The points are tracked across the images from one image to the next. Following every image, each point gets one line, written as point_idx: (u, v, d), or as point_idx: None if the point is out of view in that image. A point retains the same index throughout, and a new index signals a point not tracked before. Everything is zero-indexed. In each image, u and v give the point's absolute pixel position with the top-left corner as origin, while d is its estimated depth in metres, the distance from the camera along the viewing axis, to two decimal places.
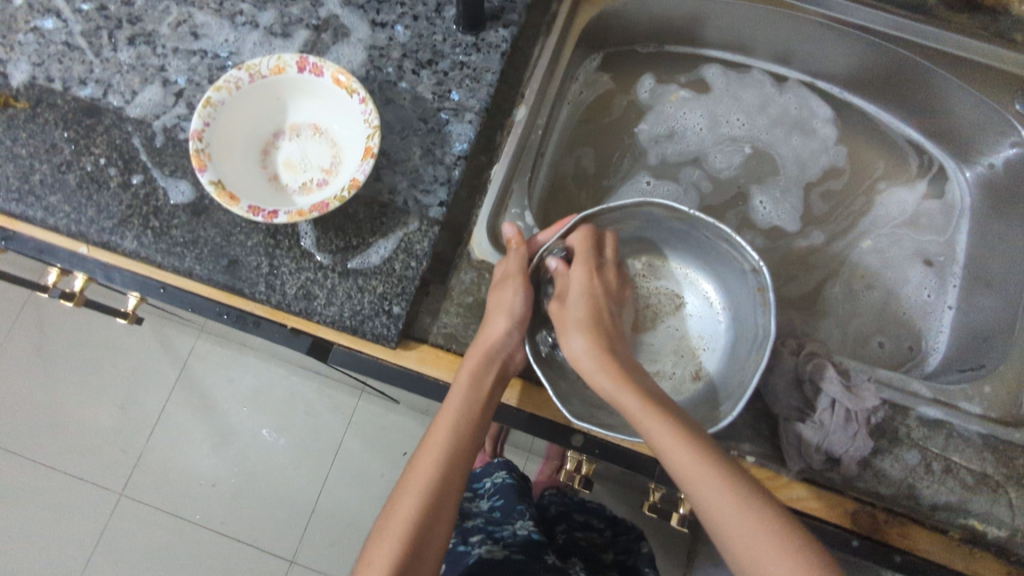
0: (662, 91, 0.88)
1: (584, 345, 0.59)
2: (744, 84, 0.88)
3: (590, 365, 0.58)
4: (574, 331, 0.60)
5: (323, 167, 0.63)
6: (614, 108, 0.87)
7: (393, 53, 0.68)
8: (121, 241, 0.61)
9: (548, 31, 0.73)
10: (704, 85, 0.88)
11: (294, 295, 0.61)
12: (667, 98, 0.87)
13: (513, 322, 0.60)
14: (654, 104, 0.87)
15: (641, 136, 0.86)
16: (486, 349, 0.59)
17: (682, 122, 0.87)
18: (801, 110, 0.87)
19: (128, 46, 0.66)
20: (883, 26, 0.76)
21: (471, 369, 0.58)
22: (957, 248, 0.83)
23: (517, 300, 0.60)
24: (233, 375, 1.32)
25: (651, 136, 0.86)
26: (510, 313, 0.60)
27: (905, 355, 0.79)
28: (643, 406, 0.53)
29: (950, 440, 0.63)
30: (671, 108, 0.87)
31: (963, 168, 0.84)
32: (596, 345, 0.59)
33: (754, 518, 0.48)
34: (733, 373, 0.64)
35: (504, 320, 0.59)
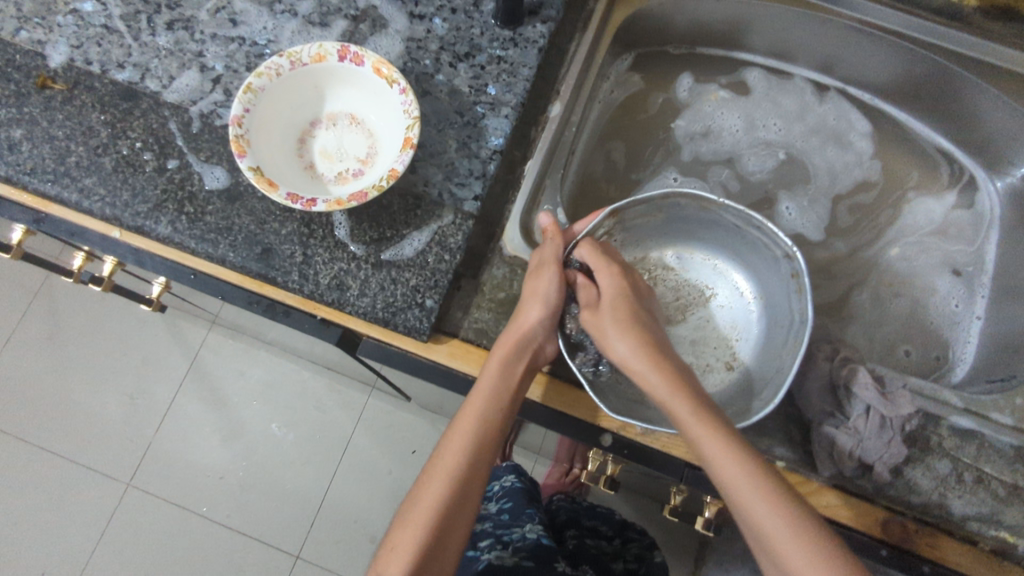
0: (701, 90, 0.88)
1: (629, 346, 0.58)
2: (784, 90, 0.88)
3: (638, 368, 0.57)
4: (616, 329, 0.59)
5: (360, 157, 0.63)
6: (652, 106, 0.88)
7: (431, 45, 0.67)
8: (155, 226, 0.60)
9: (585, 28, 0.73)
10: (746, 88, 0.88)
11: (326, 285, 0.60)
12: (707, 98, 0.88)
13: (547, 312, 0.59)
14: (694, 103, 0.88)
15: (676, 132, 0.87)
16: (519, 338, 0.58)
17: (719, 122, 0.87)
18: (840, 121, 0.87)
19: (167, 31, 0.66)
20: (918, 31, 0.75)
21: (502, 358, 0.57)
22: (985, 259, 0.83)
23: (552, 289, 0.59)
24: (246, 367, 1.32)
25: (686, 133, 0.87)
26: (544, 303, 0.59)
27: (931, 364, 0.79)
28: (692, 411, 0.53)
29: (982, 451, 0.63)
30: (710, 108, 0.88)
31: (993, 178, 0.83)
32: (640, 345, 0.58)
33: (795, 530, 0.48)
34: (768, 362, 0.65)
35: (539, 310, 0.59)
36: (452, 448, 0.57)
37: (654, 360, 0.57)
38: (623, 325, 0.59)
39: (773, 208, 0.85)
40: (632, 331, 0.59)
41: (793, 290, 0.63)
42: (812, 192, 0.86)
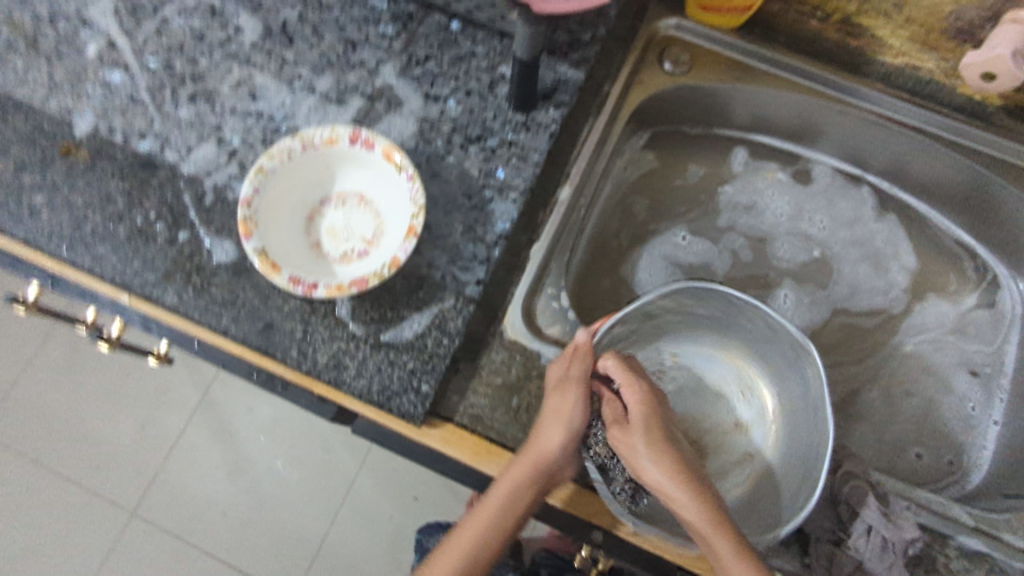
0: (760, 166, 0.88)
1: (661, 471, 0.54)
2: (843, 194, 0.87)
3: (671, 486, 0.53)
4: (650, 452, 0.55)
5: (365, 238, 0.63)
6: (691, 176, 0.88)
7: (444, 127, 0.68)
8: (162, 296, 0.62)
9: (598, 112, 0.74)
10: (806, 176, 0.87)
11: (325, 364, 0.61)
12: (764, 175, 0.88)
13: (569, 439, 0.56)
14: (749, 176, 0.88)
15: (721, 198, 0.88)
16: (537, 461, 0.56)
17: (766, 200, 0.87)
18: (888, 246, 0.86)
19: (189, 103, 0.68)
20: (938, 129, 0.75)
21: (520, 472, 0.56)
22: (1005, 359, 0.80)
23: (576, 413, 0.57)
24: (253, 407, 1.31)
25: (731, 202, 0.88)
26: (567, 425, 0.57)
27: (943, 470, 0.76)
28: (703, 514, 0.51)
29: (992, 574, 0.59)
30: (765, 186, 0.88)
31: (1016, 277, 0.81)
32: (670, 466, 0.54)
33: None
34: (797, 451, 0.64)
35: (559, 433, 0.56)
36: (471, 528, 0.59)
37: (681, 470, 0.54)
38: (646, 448, 0.55)
39: (769, 290, 0.84)
40: (666, 453, 0.55)
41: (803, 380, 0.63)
42: (825, 292, 0.85)
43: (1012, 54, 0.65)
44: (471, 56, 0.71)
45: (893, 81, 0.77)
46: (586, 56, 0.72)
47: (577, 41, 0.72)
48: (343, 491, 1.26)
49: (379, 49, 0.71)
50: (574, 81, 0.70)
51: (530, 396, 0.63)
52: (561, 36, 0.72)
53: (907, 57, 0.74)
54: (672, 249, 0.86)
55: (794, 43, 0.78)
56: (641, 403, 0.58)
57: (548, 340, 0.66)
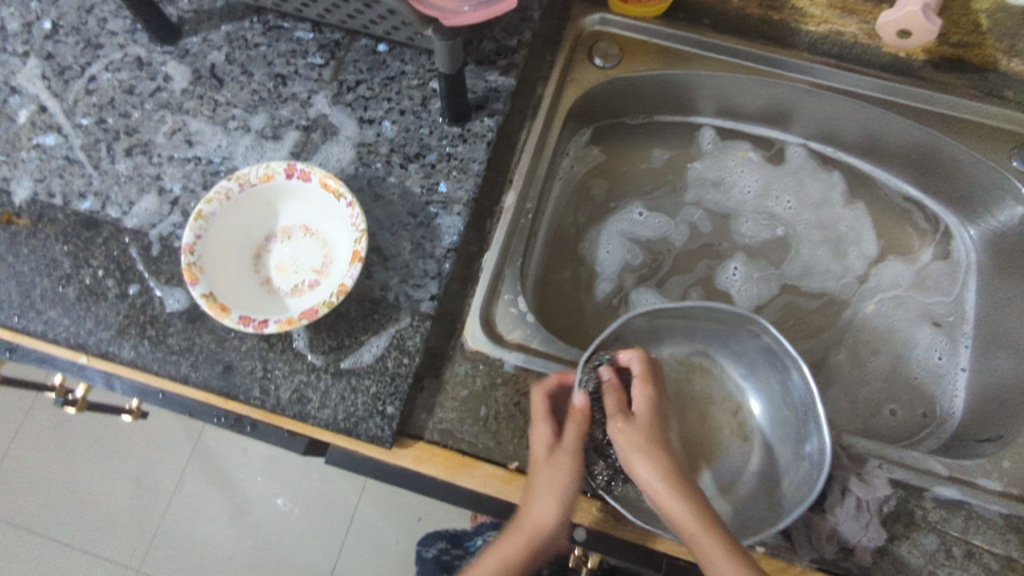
0: (730, 145, 0.89)
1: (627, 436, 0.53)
2: (815, 176, 0.88)
3: (634, 453, 0.52)
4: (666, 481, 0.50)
5: (315, 269, 0.64)
6: (655, 160, 0.89)
7: (382, 148, 0.69)
8: (119, 351, 0.62)
9: (534, 115, 0.75)
10: (780, 158, 0.88)
11: (288, 399, 0.61)
12: (735, 154, 0.89)
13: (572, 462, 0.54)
14: (719, 154, 0.89)
15: (690, 175, 0.89)
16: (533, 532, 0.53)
17: (736, 177, 0.88)
18: (852, 231, 0.87)
19: (126, 157, 0.68)
20: (868, 89, 0.76)
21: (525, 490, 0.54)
22: (966, 307, 0.81)
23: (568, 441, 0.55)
24: (245, 446, 1.31)
25: (700, 177, 0.89)
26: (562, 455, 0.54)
27: (918, 423, 0.77)
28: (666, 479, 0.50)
29: (970, 522, 0.60)
30: (734, 163, 0.88)
31: (967, 225, 0.82)
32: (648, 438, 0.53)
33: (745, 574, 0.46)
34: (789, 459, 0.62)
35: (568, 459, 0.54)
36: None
37: (651, 447, 0.52)
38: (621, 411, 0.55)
39: (720, 264, 0.86)
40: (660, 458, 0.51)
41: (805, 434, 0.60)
42: (776, 269, 0.85)
43: (923, 9, 0.66)
44: (401, 76, 0.72)
45: (819, 48, 0.77)
46: (514, 62, 0.73)
47: (504, 49, 0.73)
48: (346, 520, 1.26)
49: (310, 79, 0.71)
50: (505, 88, 0.71)
51: (497, 405, 0.63)
52: (488, 44, 0.73)
53: (829, 23, 0.75)
54: (628, 225, 0.87)
55: (721, 22, 0.79)
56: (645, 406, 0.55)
57: (509, 345, 0.66)
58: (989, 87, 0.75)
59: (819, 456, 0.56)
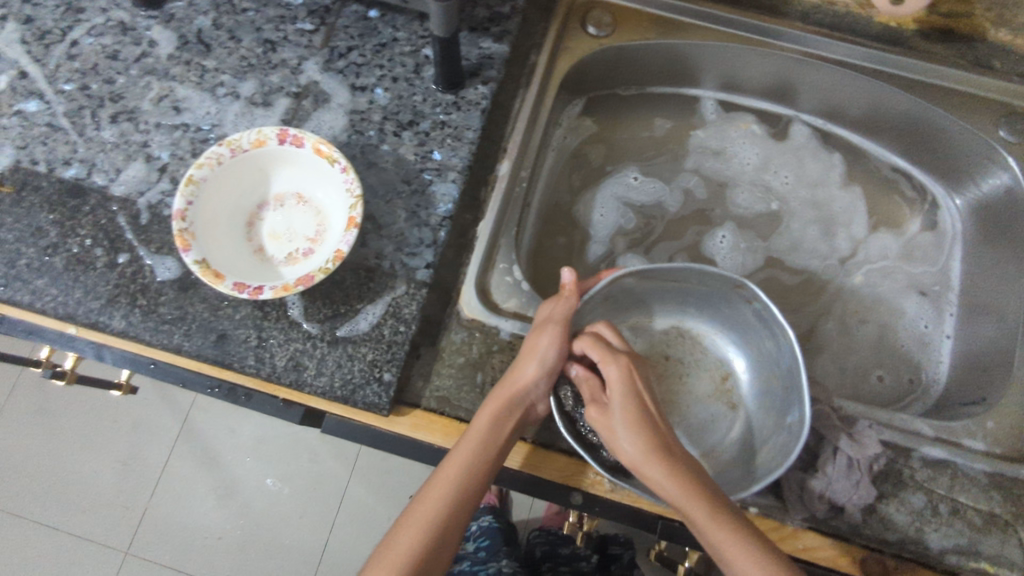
0: (735, 117, 0.89)
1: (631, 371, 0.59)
2: (816, 156, 0.88)
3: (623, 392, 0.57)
4: (625, 430, 0.55)
5: (308, 236, 0.63)
6: (657, 130, 0.89)
7: (374, 116, 0.68)
8: (109, 321, 0.61)
9: (528, 83, 0.74)
10: (783, 133, 0.88)
11: (284, 367, 0.60)
12: (738, 125, 0.89)
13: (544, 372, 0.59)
14: (724, 125, 0.89)
15: (695, 142, 0.89)
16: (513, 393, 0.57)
17: (739, 148, 0.89)
18: (844, 213, 0.87)
19: (111, 124, 0.67)
20: (859, 58, 0.77)
21: (494, 411, 0.57)
22: (951, 277, 0.83)
23: (552, 350, 0.58)
24: (234, 426, 1.30)
25: (702, 146, 0.89)
26: (541, 363, 0.58)
27: (905, 389, 0.78)
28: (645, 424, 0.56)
29: (956, 480, 0.62)
30: (738, 134, 0.89)
31: (953, 195, 0.84)
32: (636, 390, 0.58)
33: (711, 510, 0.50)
34: (769, 422, 0.64)
35: (536, 368, 0.58)
36: (437, 491, 0.56)
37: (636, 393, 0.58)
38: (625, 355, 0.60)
39: (708, 232, 0.86)
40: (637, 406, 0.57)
41: (786, 401, 0.61)
42: (764, 241, 0.86)
43: None
44: (393, 42, 0.71)
45: (810, 18, 0.78)
46: (507, 29, 0.72)
47: (498, 16, 0.73)
48: (336, 497, 1.26)
49: (299, 46, 0.70)
50: (498, 55, 0.71)
51: (493, 371, 0.64)
52: (481, 12, 0.73)
53: None
54: (623, 190, 0.87)
55: None
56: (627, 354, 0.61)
57: (505, 314, 0.67)
58: (975, 57, 0.76)
59: (799, 426, 0.57)
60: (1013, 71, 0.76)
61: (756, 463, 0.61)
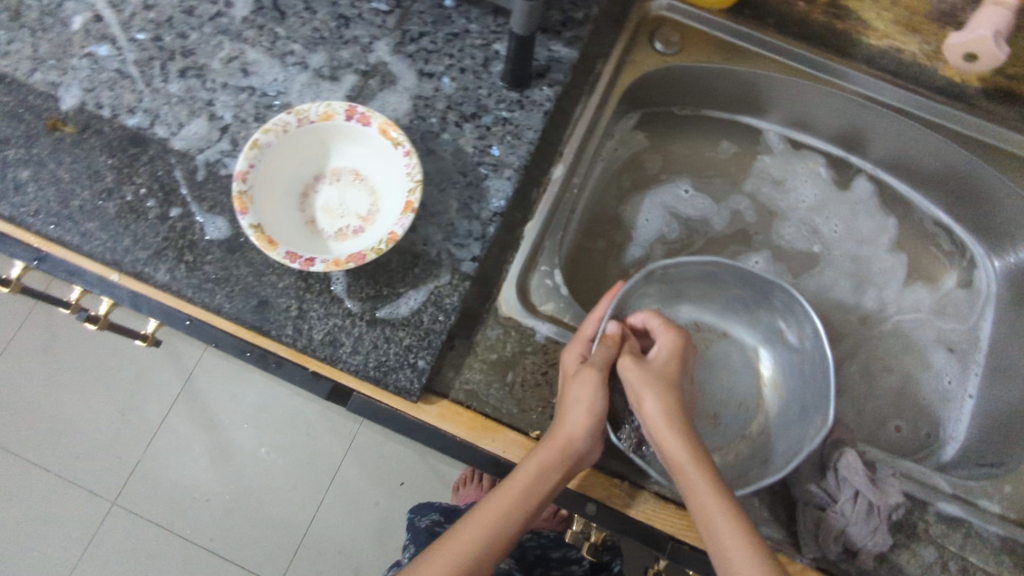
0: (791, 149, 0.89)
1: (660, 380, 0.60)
2: (870, 215, 0.88)
3: (657, 400, 0.58)
4: (652, 390, 0.59)
5: (360, 215, 0.63)
6: (720, 153, 0.90)
7: (438, 104, 0.68)
8: (154, 273, 0.61)
9: (591, 92, 0.75)
10: (829, 170, 0.89)
11: (320, 341, 0.61)
12: (807, 164, 0.89)
13: (596, 422, 0.57)
14: (793, 158, 0.89)
15: (760, 165, 0.90)
16: (566, 446, 0.55)
17: (801, 181, 0.89)
18: (879, 277, 0.87)
19: (178, 78, 0.67)
20: (923, 111, 0.76)
21: (547, 461, 0.55)
22: (980, 336, 0.83)
23: (597, 395, 0.57)
24: (239, 390, 1.31)
25: (766, 171, 0.90)
26: (590, 408, 0.57)
27: (921, 441, 0.79)
28: (678, 429, 0.56)
29: (968, 539, 0.62)
30: (803, 172, 0.89)
31: (991, 257, 0.83)
32: (670, 409, 0.58)
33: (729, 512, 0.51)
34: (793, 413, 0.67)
35: (586, 414, 0.56)
36: (482, 521, 0.57)
37: (671, 396, 0.59)
38: (666, 354, 0.62)
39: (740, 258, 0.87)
40: (671, 406, 0.58)
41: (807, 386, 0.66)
42: (794, 279, 0.86)
43: (994, 36, 0.66)
44: (464, 34, 0.71)
45: (878, 62, 0.78)
46: (579, 35, 0.72)
47: (571, 20, 0.73)
48: (331, 474, 1.26)
49: (372, 25, 0.70)
50: (567, 60, 0.71)
51: (525, 372, 0.64)
52: (555, 15, 0.73)
53: (892, 39, 0.77)
54: (673, 200, 0.89)
55: (785, 24, 0.79)
56: (668, 357, 0.62)
57: (541, 317, 0.67)
58: None
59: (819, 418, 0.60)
60: None
61: (783, 451, 0.64)
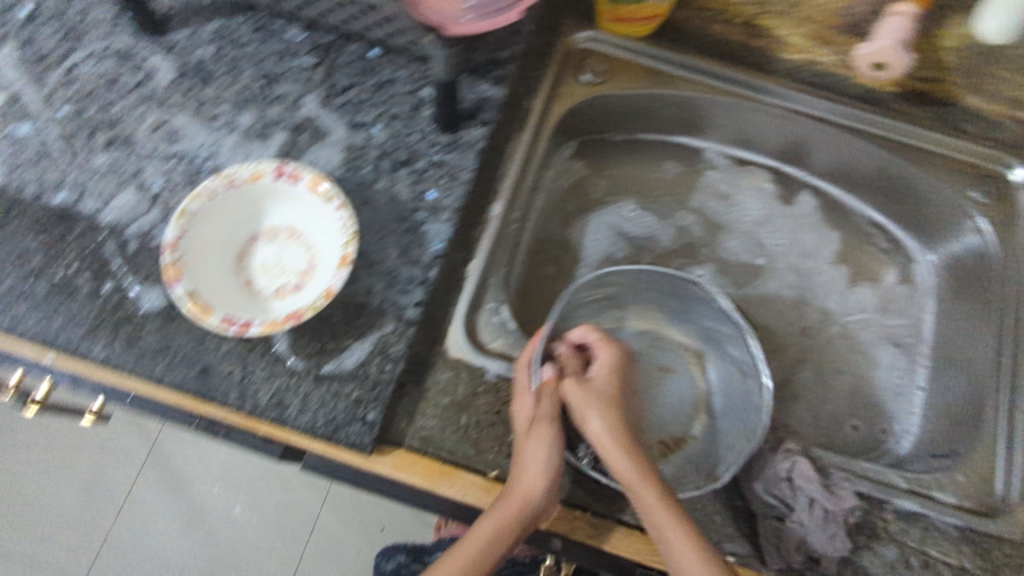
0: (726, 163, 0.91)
1: (603, 414, 0.66)
2: (811, 222, 0.90)
3: (610, 444, 0.63)
4: (597, 410, 0.66)
5: (299, 271, 0.63)
6: (664, 173, 0.91)
7: (370, 153, 0.69)
8: (90, 350, 0.60)
9: (522, 128, 0.76)
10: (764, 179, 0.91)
11: (266, 403, 0.60)
12: (752, 180, 0.91)
13: (549, 480, 0.59)
14: (738, 172, 0.91)
15: (706, 179, 0.91)
16: (522, 504, 0.57)
17: (743, 193, 0.91)
18: (822, 289, 0.88)
19: (105, 151, 0.67)
20: (844, 118, 0.80)
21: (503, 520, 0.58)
22: (924, 330, 0.85)
23: (551, 456, 0.60)
24: (207, 450, 1.28)
25: (709, 186, 0.91)
26: (546, 471, 0.59)
27: (878, 438, 0.80)
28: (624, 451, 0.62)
29: (927, 533, 0.63)
30: (748, 187, 0.91)
31: (928, 252, 0.87)
32: (614, 424, 0.65)
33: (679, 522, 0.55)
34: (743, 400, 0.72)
35: (537, 480, 0.58)
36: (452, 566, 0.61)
37: (615, 421, 0.65)
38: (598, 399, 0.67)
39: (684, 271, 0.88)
40: (611, 416, 0.66)
41: (740, 360, 0.72)
42: (737, 289, 0.88)
43: (897, 45, 0.73)
44: (391, 82, 0.72)
45: (796, 75, 0.81)
46: (504, 74, 0.74)
47: (495, 61, 0.74)
48: (308, 527, 1.23)
49: (299, 81, 0.71)
50: (495, 99, 0.72)
51: (478, 413, 0.64)
52: (480, 56, 0.74)
53: (806, 53, 0.80)
54: (619, 219, 0.90)
55: (705, 46, 0.82)
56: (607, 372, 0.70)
57: (492, 355, 0.68)
58: (950, 120, 0.80)
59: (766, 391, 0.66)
60: (985, 135, 0.80)
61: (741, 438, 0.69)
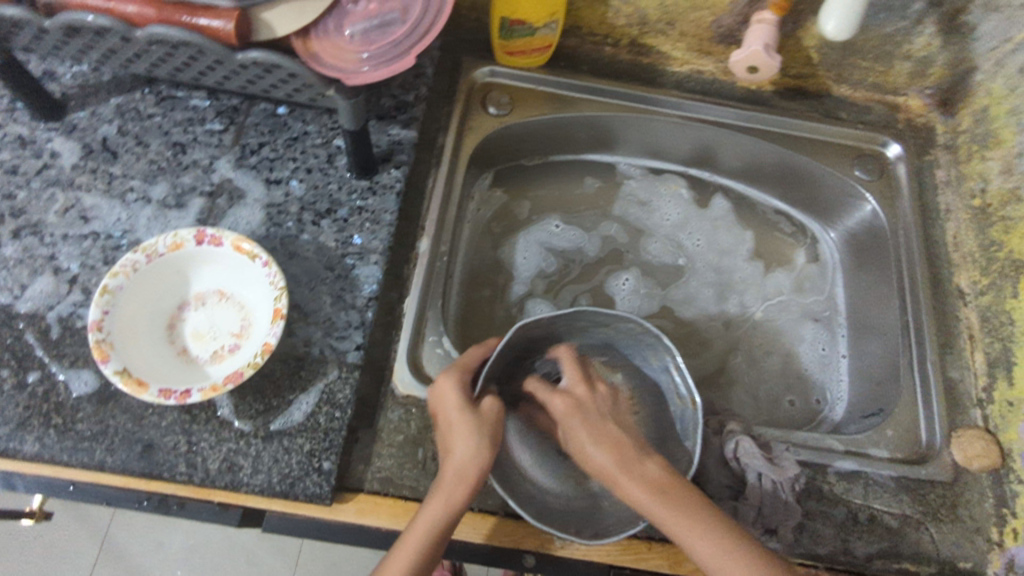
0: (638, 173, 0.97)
1: (610, 463, 0.55)
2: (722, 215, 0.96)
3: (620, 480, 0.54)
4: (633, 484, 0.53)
5: (233, 332, 0.63)
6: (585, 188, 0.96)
7: (291, 207, 0.70)
8: (20, 446, 0.58)
9: (438, 163, 0.79)
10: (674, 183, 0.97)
11: (217, 471, 0.59)
12: (668, 188, 0.96)
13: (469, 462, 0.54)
14: (654, 179, 0.97)
15: (625, 188, 0.96)
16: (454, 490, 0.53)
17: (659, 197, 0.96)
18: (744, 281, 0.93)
19: (13, 240, 0.65)
20: (735, 118, 0.86)
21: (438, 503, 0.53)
22: (838, 301, 0.92)
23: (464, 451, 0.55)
24: (161, 538, 1.21)
25: (627, 195, 0.96)
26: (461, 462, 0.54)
27: (814, 409, 0.85)
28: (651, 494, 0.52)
29: (869, 488, 0.68)
30: (666, 193, 0.96)
31: (828, 230, 0.94)
32: (642, 483, 0.53)
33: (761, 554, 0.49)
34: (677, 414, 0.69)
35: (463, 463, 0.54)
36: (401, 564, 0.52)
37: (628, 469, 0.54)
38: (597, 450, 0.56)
39: (613, 278, 0.92)
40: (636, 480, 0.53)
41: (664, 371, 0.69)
42: (663, 289, 0.92)
43: (765, 48, 0.75)
44: (304, 136, 0.73)
45: (684, 85, 0.88)
46: (413, 115, 0.76)
47: (403, 105, 0.77)
48: None
49: (210, 146, 0.71)
50: (408, 141, 0.75)
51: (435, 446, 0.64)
52: (387, 101, 0.77)
53: (691, 64, 0.87)
54: (545, 236, 0.93)
55: (597, 70, 0.88)
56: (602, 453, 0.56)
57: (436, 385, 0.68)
58: (826, 109, 0.88)
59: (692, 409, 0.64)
60: (857, 120, 0.88)
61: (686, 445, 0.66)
